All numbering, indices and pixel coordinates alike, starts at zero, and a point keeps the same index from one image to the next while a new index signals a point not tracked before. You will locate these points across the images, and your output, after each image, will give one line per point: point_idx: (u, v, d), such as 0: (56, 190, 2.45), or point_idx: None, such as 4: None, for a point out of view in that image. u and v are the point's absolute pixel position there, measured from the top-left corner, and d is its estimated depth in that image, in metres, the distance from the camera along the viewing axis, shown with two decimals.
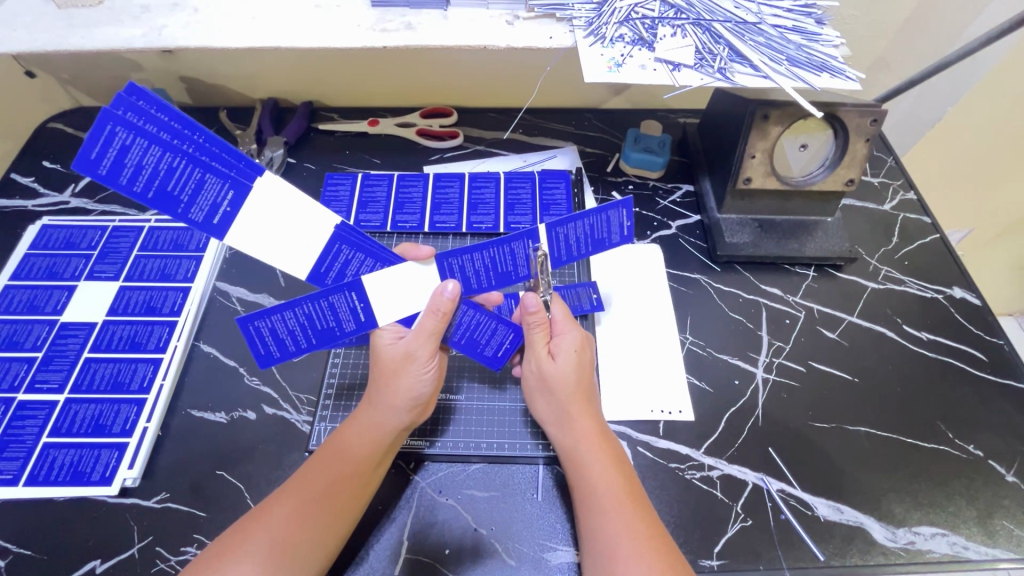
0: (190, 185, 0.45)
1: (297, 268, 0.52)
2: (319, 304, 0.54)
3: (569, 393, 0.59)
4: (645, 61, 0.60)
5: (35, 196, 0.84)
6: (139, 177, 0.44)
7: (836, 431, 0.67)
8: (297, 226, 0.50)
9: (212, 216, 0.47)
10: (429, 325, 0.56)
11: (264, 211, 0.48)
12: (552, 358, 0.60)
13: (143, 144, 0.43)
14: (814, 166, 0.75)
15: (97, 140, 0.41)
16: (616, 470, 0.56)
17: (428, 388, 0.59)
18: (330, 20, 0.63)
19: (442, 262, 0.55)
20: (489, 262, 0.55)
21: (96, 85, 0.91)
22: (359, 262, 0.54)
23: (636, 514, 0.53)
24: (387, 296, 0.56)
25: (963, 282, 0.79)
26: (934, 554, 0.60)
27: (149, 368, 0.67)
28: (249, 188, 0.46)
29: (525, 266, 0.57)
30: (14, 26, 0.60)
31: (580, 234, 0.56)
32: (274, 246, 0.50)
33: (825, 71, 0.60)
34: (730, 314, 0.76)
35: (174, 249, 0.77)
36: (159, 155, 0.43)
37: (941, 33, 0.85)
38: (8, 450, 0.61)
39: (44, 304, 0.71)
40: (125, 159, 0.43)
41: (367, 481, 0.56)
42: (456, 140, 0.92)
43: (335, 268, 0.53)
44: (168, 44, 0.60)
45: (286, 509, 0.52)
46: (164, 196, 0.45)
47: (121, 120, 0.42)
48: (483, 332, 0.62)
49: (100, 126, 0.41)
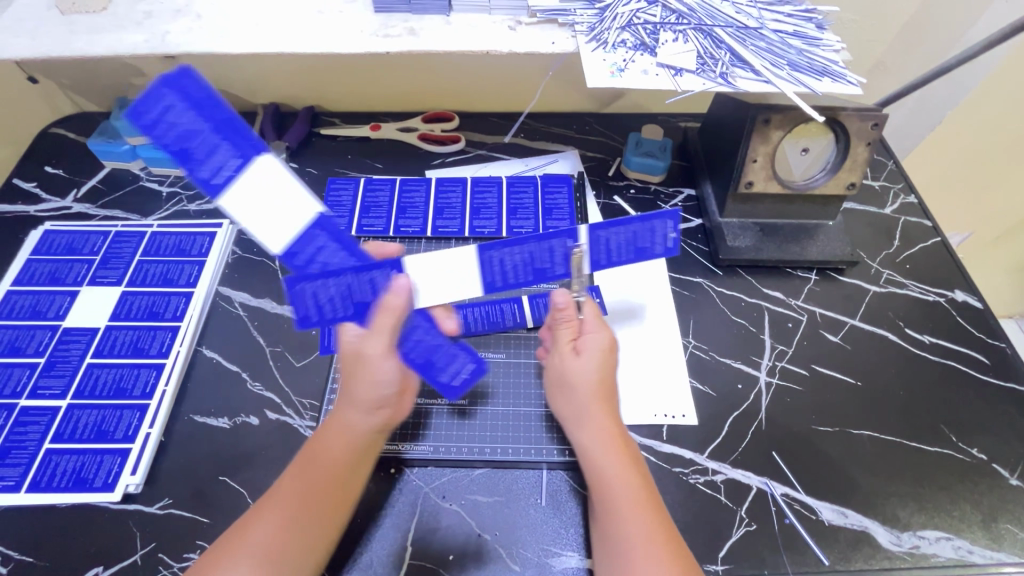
0: (208, 146, 0.44)
1: (273, 241, 0.48)
2: (361, 277, 0.51)
3: (591, 391, 0.58)
4: (647, 66, 0.60)
5: (37, 201, 0.84)
6: (166, 131, 0.43)
7: (839, 435, 0.67)
8: (283, 208, 0.47)
9: (216, 178, 0.44)
10: (382, 322, 0.51)
11: (263, 186, 0.45)
12: (575, 354, 0.59)
13: (181, 106, 0.42)
14: (815, 170, 0.75)
15: (147, 97, 0.41)
16: (631, 472, 0.55)
17: (391, 387, 0.55)
18: (333, 26, 0.64)
19: (483, 254, 0.53)
20: (529, 258, 0.54)
21: (98, 90, 0.91)
22: (333, 252, 0.50)
23: (652, 517, 0.52)
24: (429, 279, 0.54)
25: (965, 285, 0.79)
26: (940, 558, 0.60)
27: (151, 373, 0.67)
28: (258, 161, 0.45)
29: (563, 264, 0.56)
30: (18, 33, 0.61)
31: (624, 242, 0.56)
32: (263, 215, 0.47)
33: (827, 75, 0.60)
34: (732, 318, 0.76)
35: (176, 254, 0.77)
36: (190, 116, 0.43)
37: (940, 38, 0.86)
38: (11, 456, 0.61)
39: (47, 310, 0.71)
40: (162, 115, 0.42)
41: (345, 485, 0.55)
42: (458, 145, 0.92)
43: (308, 251, 0.50)
44: (171, 50, 0.60)
45: (269, 522, 0.51)
46: (183, 153, 0.44)
47: (171, 81, 0.42)
48: (442, 355, 0.58)
49: (153, 87, 0.41)
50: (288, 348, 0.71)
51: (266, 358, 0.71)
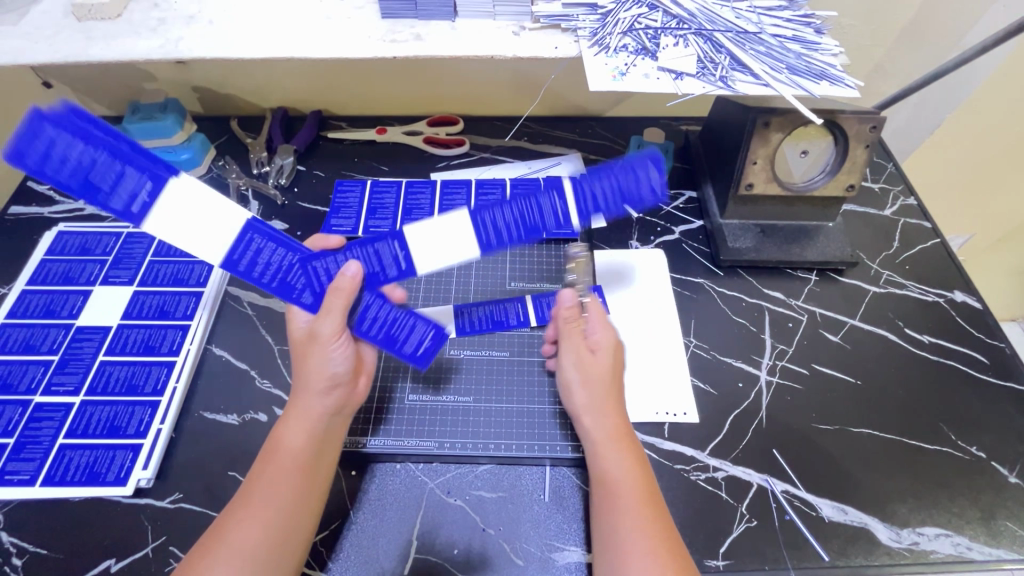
0: (112, 175, 0.44)
1: (206, 253, 0.50)
2: (364, 250, 0.55)
3: (600, 386, 0.59)
4: (648, 70, 0.61)
5: (51, 204, 0.86)
6: (61, 167, 0.42)
7: (839, 432, 0.68)
8: (208, 221, 0.48)
9: (132, 206, 0.45)
10: (332, 305, 0.53)
11: (188, 205, 0.47)
12: (592, 351, 0.61)
13: (69, 140, 0.42)
14: (814, 172, 0.76)
15: (22, 132, 0.40)
16: (638, 467, 0.56)
17: (343, 366, 0.57)
18: (342, 32, 0.65)
19: (474, 214, 0.53)
20: (520, 216, 0.53)
21: (110, 95, 0.93)
22: (271, 251, 0.52)
23: (651, 512, 0.53)
24: (427, 245, 0.54)
25: (965, 286, 0.80)
26: (939, 554, 0.60)
27: (162, 370, 0.68)
28: (175, 181, 0.46)
29: (556, 218, 0.54)
30: (35, 39, 0.62)
31: (609, 189, 0.53)
32: (194, 235, 0.48)
33: (825, 78, 0.61)
34: (733, 318, 0.77)
35: (187, 255, 0.79)
36: (83, 148, 0.42)
37: (939, 42, 0.87)
38: (26, 452, 0.62)
39: (61, 309, 0.73)
40: (50, 152, 0.41)
41: (313, 476, 0.56)
42: (463, 148, 0.94)
43: (247, 256, 0.51)
44: (184, 55, 0.62)
45: (247, 523, 0.51)
46: (88, 186, 0.43)
47: (45, 117, 0.41)
48: (400, 327, 0.62)
49: (29, 123, 0.40)
50: None
51: (274, 356, 0.72)
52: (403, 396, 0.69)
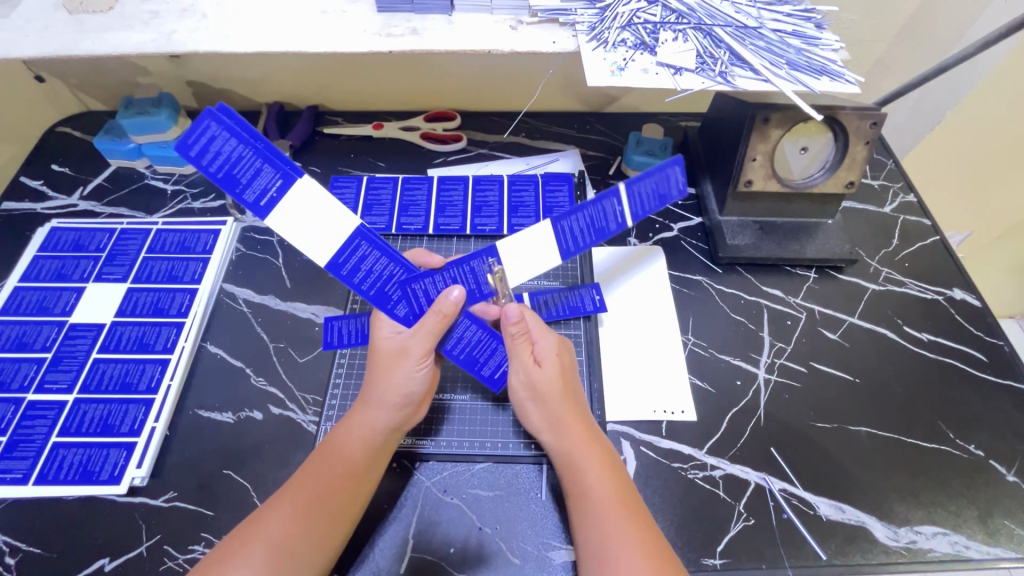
0: (250, 171, 0.48)
1: (318, 253, 0.54)
2: (461, 268, 0.59)
3: (558, 398, 0.59)
4: (647, 65, 0.61)
5: (44, 199, 0.85)
6: (215, 160, 0.48)
7: (837, 431, 0.67)
8: (325, 222, 0.52)
9: (261, 200, 0.49)
10: (430, 325, 0.57)
11: (307, 207, 0.51)
12: (537, 365, 0.60)
13: (227, 136, 0.47)
14: (814, 168, 0.75)
15: (196, 129, 0.46)
16: (610, 472, 0.56)
17: (421, 386, 0.59)
18: (338, 26, 0.64)
19: (556, 225, 0.57)
20: (590, 221, 0.57)
21: (103, 89, 0.92)
22: (374, 259, 0.56)
23: (629, 517, 0.53)
24: (519, 258, 0.59)
25: (964, 284, 0.79)
26: (936, 553, 0.60)
27: (156, 368, 0.68)
28: (299, 181, 0.49)
29: (621, 222, 0.58)
30: (27, 32, 0.61)
31: (647, 191, 0.57)
32: (306, 235, 0.52)
33: (825, 74, 0.60)
34: (731, 316, 0.77)
35: (181, 251, 0.78)
36: (235, 144, 0.47)
37: (941, 37, 0.86)
38: (19, 450, 0.62)
39: (54, 306, 0.72)
40: (210, 145, 0.47)
41: (362, 483, 0.56)
42: (460, 144, 0.93)
43: (352, 260, 0.55)
44: (177, 49, 0.61)
45: (282, 515, 0.51)
46: (229, 178, 0.49)
47: (217, 116, 0.47)
48: (483, 350, 0.63)
49: (200, 119, 0.46)
50: (291, 344, 0.72)
51: (269, 353, 0.71)
52: (449, 397, 0.69)
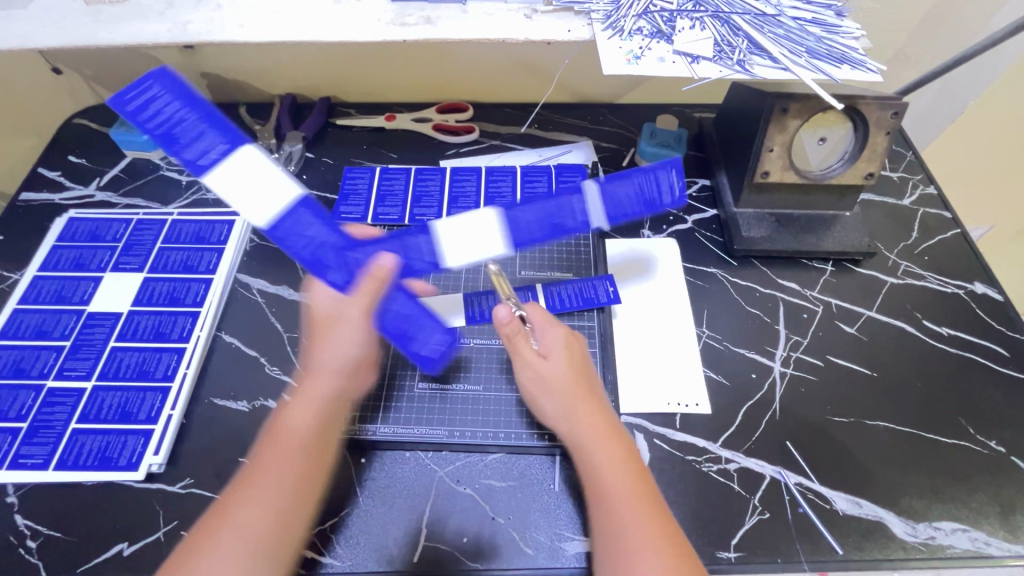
0: (191, 130, 0.50)
1: (254, 212, 0.52)
2: (398, 242, 0.57)
3: (570, 388, 0.58)
4: (664, 54, 0.60)
5: (62, 190, 0.86)
6: (153, 118, 0.50)
7: (854, 425, 0.67)
8: (264, 185, 0.52)
9: (200, 158, 0.50)
10: (364, 289, 0.53)
11: (247, 169, 0.51)
12: (544, 358, 0.60)
13: (168, 98, 0.50)
14: (833, 160, 0.74)
15: (136, 87, 0.50)
16: (626, 463, 0.55)
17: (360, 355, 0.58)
18: (352, 15, 0.64)
19: (508, 214, 0.57)
20: (547, 213, 0.57)
21: (119, 81, 0.93)
22: (314, 226, 0.54)
23: (649, 514, 0.52)
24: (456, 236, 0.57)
25: (986, 278, 0.78)
26: (955, 549, 0.59)
27: (172, 357, 0.69)
28: (242, 146, 0.51)
29: (587, 220, 0.57)
30: (44, 23, 0.62)
31: (630, 193, 0.57)
32: (241, 194, 0.51)
33: (846, 62, 0.59)
34: (746, 309, 0.76)
35: (196, 241, 0.79)
36: (176, 106, 0.50)
37: (965, 25, 0.84)
38: (39, 436, 0.63)
39: (72, 294, 0.73)
40: (149, 104, 0.50)
41: (316, 462, 0.55)
42: (472, 135, 0.93)
43: (288, 224, 0.53)
44: (192, 39, 0.61)
45: (254, 506, 0.51)
46: (168, 138, 0.51)
47: (160, 80, 0.50)
48: (414, 325, 0.57)
49: (143, 79, 0.50)
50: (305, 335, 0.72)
51: (283, 342, 0.72)
52: (461, 387, 0.69)
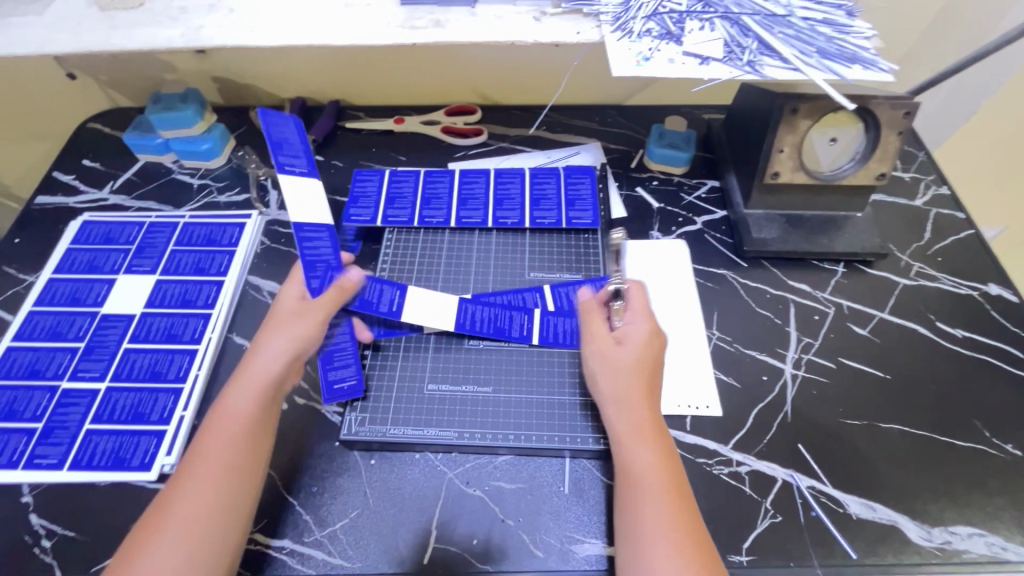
0: (296, 149, 0.72)
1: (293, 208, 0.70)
2: (375, 287, 0.71)
3: (632, 378, 0.58)
4: (673, 55, 0.60)
5: (76, 194, 0.87)
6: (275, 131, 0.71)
7: (867, 428, 0.66)
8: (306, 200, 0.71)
9: (288, 164, 0.71)
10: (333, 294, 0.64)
11: (306, 195, 0.71)
12: (619, 345, 0.61)
13: (292, 129, 0.73)
14: (844, 160, 0.73)
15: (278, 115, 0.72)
16: (665, 460, 0.54)
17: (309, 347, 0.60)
18: (362, 18, 0.64)
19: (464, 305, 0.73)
20: (493, 317, 0.72)
21: (132, 85, 0.94)
22: (321, 243, 0.70)
23: (680, 511, 0.51)
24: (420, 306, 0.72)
25: (1000, 279, 0.77)
26: (971, 554, 0.58)
27: (184, 359, 0.69)
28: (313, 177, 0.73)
29: (521, 333, 0.71)
30: (60, 29, 0.63)
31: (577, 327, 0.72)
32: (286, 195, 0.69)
33: (857, 62, 0.59)
34: (757, 310, 0.75)
35: (208, 244, 0.79)
36: (293, 133, 0.73)
37: (976, 24, 0.84)
38: (54, 436, 0.64)
39: (86, 296, 0.74)
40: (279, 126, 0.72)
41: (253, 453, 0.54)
42: (481, 137, 0.93)
43: (309, 235, 0.70)
44: (205, 44, 0.62)
45: (192, 497, 0.50)
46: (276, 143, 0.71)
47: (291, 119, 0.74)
48: (342, 356, 0.67)
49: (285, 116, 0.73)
50: None
51: None
52: (470, 390, 0.68)
